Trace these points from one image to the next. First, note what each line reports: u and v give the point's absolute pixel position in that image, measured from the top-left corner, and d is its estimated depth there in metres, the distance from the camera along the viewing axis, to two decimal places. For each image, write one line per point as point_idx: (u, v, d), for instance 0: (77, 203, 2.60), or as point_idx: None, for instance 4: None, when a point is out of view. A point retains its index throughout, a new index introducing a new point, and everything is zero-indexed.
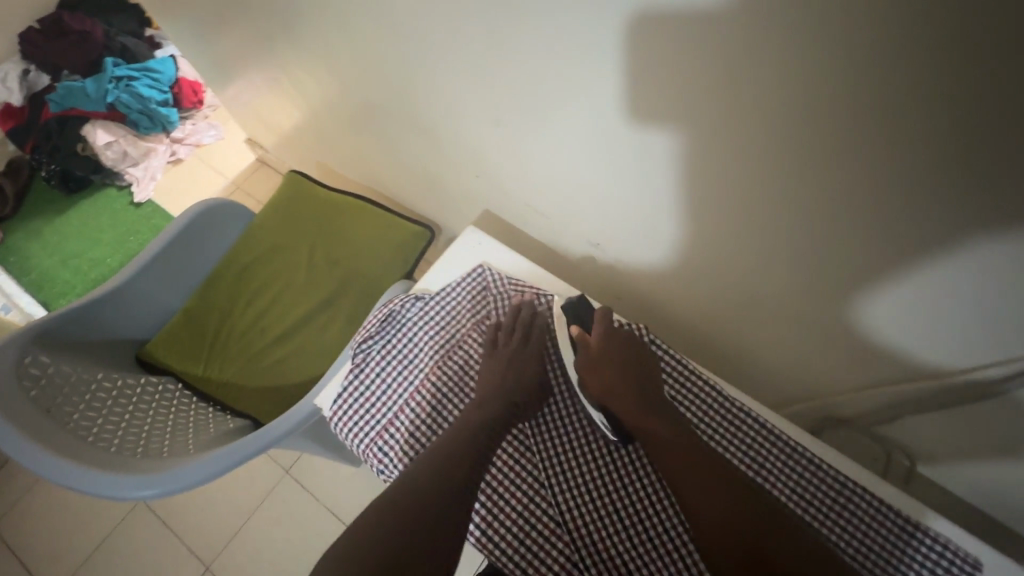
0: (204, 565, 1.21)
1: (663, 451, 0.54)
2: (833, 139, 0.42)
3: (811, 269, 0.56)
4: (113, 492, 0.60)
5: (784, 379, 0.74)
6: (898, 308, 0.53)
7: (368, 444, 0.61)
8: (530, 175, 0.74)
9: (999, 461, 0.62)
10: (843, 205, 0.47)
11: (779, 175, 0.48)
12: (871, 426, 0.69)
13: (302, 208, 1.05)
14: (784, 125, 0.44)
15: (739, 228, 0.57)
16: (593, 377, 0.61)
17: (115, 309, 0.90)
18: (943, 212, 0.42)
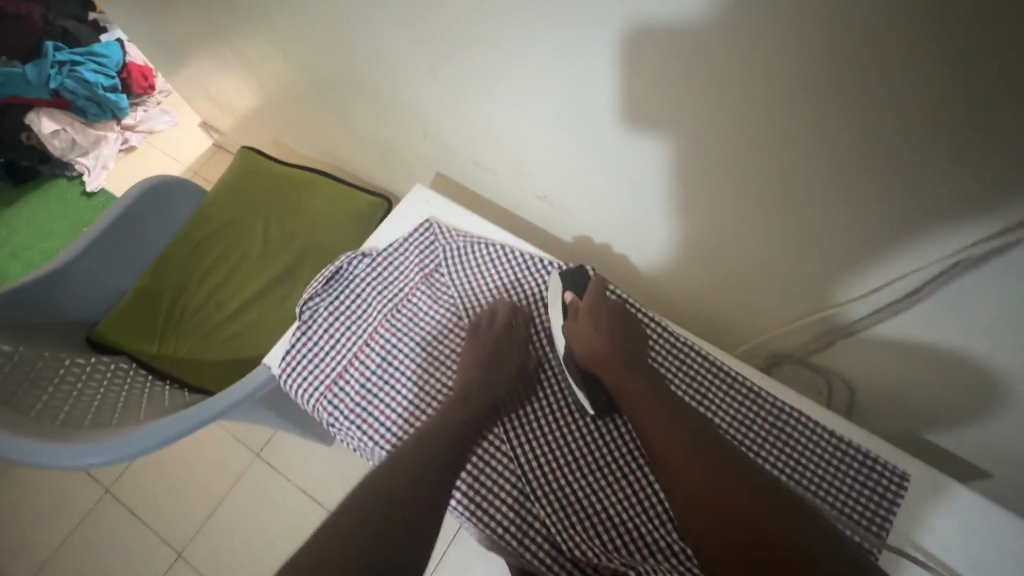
0: (175, 552, 1.20)
1: (643, 413, 0.54)
2: (746, 69, 0.42)
3: (742, 207, 0.56)
4: (59, 461, 0.59)
5: (732, 324, 0.75)
6: (819, 213, 0.50)
7: (317, 399, 0.63)
8: (474, 133, 0.73)
9: (939, 387, 0.59)
10: (763, 138, 0.47)
11: (700, 112, 0.48)
12: (807, 357, 0.67)
13: (253, 183, 1.03)
14: (699, 58, 0.44)
15: (672, 170, 0.57)
16: (580, 341, 0.61)
17: (61, 291, 0.88)
18: (853, 138, 0.42)
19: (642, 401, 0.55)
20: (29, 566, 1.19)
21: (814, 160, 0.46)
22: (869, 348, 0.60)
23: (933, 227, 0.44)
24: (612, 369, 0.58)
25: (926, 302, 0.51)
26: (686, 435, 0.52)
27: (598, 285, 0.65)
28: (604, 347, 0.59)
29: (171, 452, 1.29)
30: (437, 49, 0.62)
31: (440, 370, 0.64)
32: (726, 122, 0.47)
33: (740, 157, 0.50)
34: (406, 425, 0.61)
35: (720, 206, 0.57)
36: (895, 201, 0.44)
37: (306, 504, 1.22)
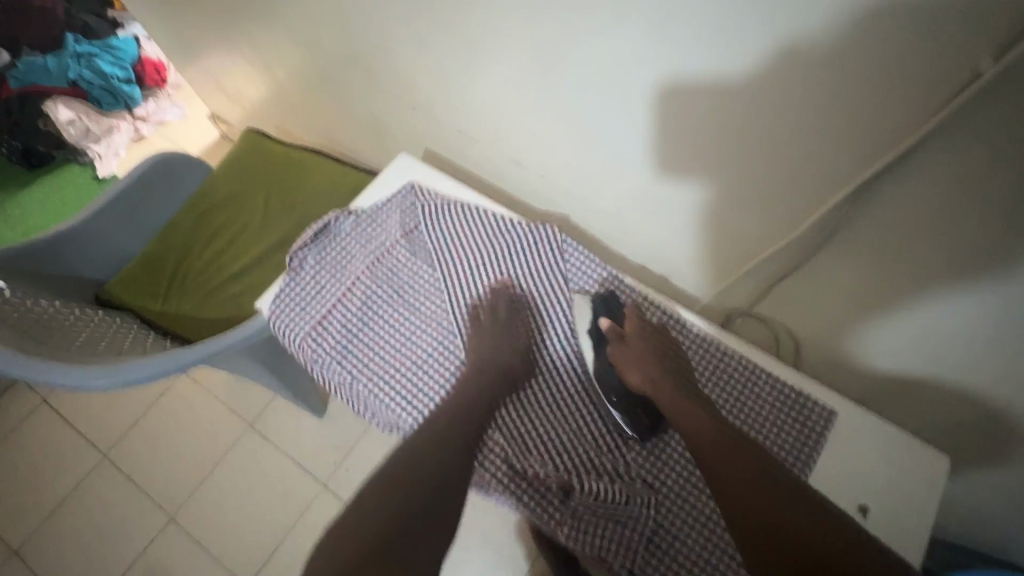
0: (168, 516, 1.24)
1: (692, 428, 0.55)
2: (684, 23, 0.49)
3: (687, 162, 0.62)
4: (69, 382, 0.65)
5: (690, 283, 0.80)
6: (746, 155, 0.57)
7: (303, 339, 0.69)
8: (459, 105, 0.81)
9: (864, 327, 0.62)
10: (702, 89, 0.54)
11: (650, 67, 0.55)
12: (750, 308, 0.72)
13: (256, 160, 1.10)
14: (645, 13, 0.51)
15: (630, 127, 0.64)
16: (630, 368, 0.62)
17: (73, 250, 0.94)
18: (775, 84, 0.49)
19: (695, 425, 0.55)
20: (27, 526, 1.24)
21: (743, 105, 0.52)
22: (803, 298, 0.65)
23: (842, 154, 0.50)
24: (668, 398, 0.58)
25: (925, 322, 0.57)
26: (747, 464, 0.52)
27: (633, 313, 0.67)
28: (655, 373, 0.60)
29: (168, 421, 1.34)
30: (429, 21, 0.70)
31: (415, 318, 0.70)
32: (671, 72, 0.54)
33: (685, 106, 0.57)
34: (382, 363, 0.68)
35: (671, 159, 0.63)
36: (809, 135, 0.51)
37: (295, 473, 1.27)
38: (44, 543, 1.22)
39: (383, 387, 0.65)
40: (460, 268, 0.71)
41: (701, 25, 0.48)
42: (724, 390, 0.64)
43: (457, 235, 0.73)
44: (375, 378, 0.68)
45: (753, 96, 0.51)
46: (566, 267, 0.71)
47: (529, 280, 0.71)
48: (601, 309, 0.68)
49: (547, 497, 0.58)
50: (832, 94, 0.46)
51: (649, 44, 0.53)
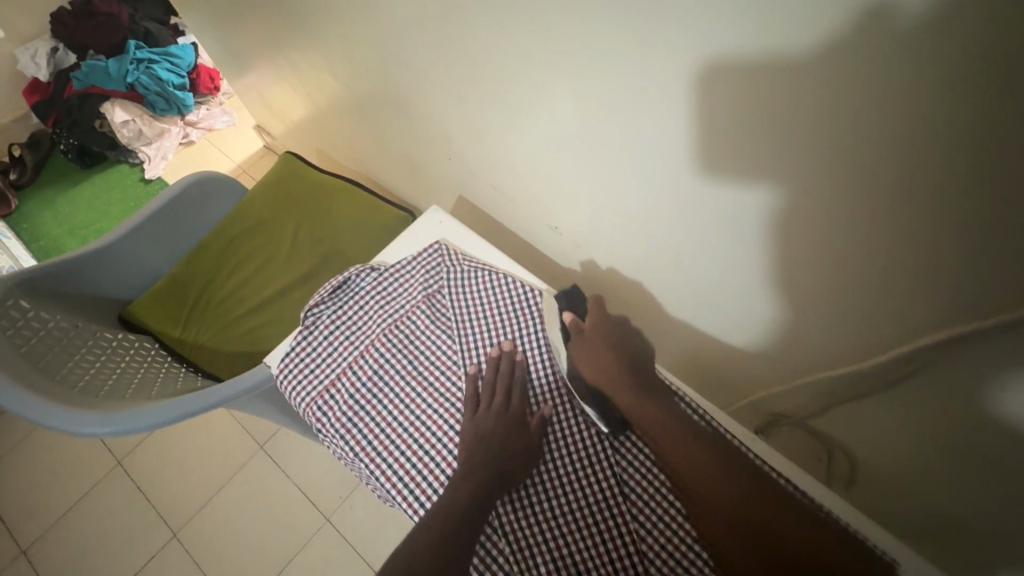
0: (171, 531, 1.23)
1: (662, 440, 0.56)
2: (743, 122, 0.45)
3: (744, 258, 0.58)
4: (73, 428, 0.64)
5: (734, 374, 0.74)
6: (826, 272, 0.51)
7: (309, 402, 0.65)
8: (496, 155, 0.76)
9: (930, 460, 0.57)
10: (764, 188, 0.49)
11: (704, 159, 0.51)
12: (806, 419, 0.66)
13: (290, 187, 1.09)
14: (703, 107, 0.46)
15: (678, 212, 0.59)
16: (590, 364, 0.61)
17: (103, 268, 0.95)
18: (849, 195, 0.43)
19: (659, 424, 0.57)
20: (40, 524, 1.26)
21: (815, 216, 0.47)
22: (871, 423, 0.59)
23: (938, 292, 0.44)
24: (625, 395, 0.59)
25: None
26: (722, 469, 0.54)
27: (596, 306, 0.66)
28: (614, 368, 0.60)
29: (183, 432, 1.34)
30: (477, 82, 0.67)
31: (427, 392, 0.65)
32: (730, 171, 0.50)
33: (756, 208, 0.51)
34: (385, 439, 0.63)
35: (739, 261, 0.58)
36: (902, 266, 0.45)
37: (299, 502, 1.24)
38: (53, 542, 1.24)
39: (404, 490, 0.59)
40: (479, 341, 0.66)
41: (774, 136, 0.44)
42: None
43: (479, 303, 0.67)
44: (377, 456, 0.62)
45: (842, 217, 0.45)
46: None
47: (554, 360, 0.66)
48: (563, 300, 0.67)
49: None
50: (930, 232, 0.41)
51: (719, 147, 0.48)
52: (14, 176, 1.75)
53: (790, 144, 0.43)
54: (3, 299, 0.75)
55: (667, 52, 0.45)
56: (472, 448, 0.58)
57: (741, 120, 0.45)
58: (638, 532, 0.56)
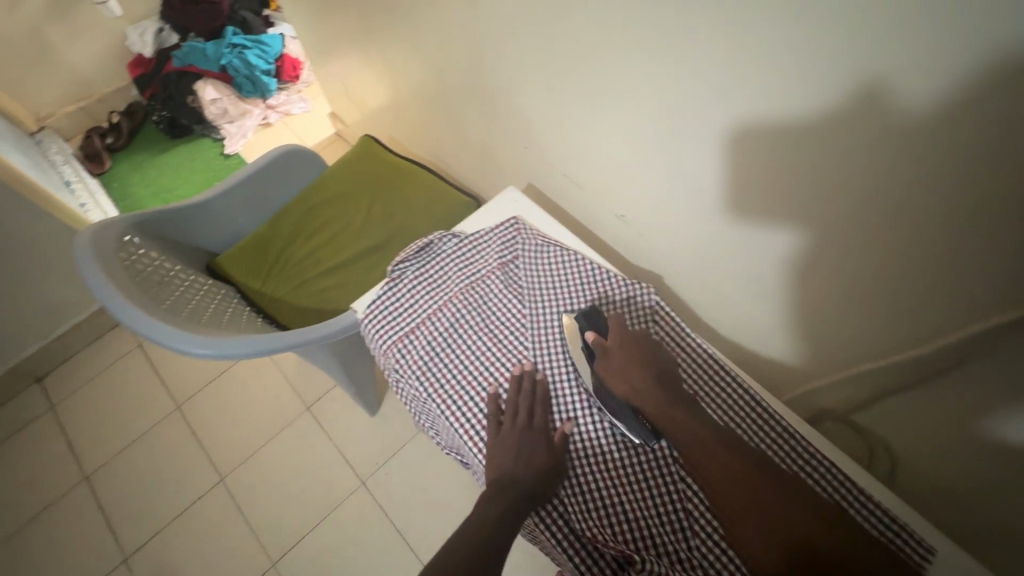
0: (218, 476, 1.32)
1: (692, 454, 0.55)
2: (820, 117, 0.49)
3: (804, 255, 0.61)
4: (180, 346, 0.72)
5: (780, 370, 0.78)
6: (884, 271, 0.55)
7: (389, 345, 0.72)
8: (572, 147, 0.82)
9: (972, 460, 0.59)
10: (833, 182, 0.53)
11: (777, 154, 0.55)
12: (848, 414, 0.69)
13: (369, 166, 1.18)
14: (784, 103, 0.51)
15: (744, 206, 0.63)
16: (618, 379, 0.62)
17: (200, 220, 1.05)
18: (918, 192, 0.47)
19: (686, 436, 0.56)
20: (102, 456, 1.36)
21: (878, 212, 0.51)
22: (912, 419, 0.62)
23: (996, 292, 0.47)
24: (652, 402, 0.59)
25: None
26: (755, 489, 0.52)
27: (616, 323, 0.66)
28: (641, 383, 0.60)
29: (238, 385, 1.44)
30: (567, 75, 0.73)
31: (497, 348, 0.71)
32: (801, 166, 0.54)
33: (822, 205, 0.55)
34: (455, 386, 0.69)
35: (800, 258, 0.62)
36: (958, 264, 0.48)
37: (339, 463, 1.31)
38: (113, 472, 1.34)
39: (472, 433, 0.65)
40: (548, 307, 0.72)
41: (849, 132, 0.48)
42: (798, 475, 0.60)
43: (549, 275, 0.73)
44: (448, 398, 0.68)
45: (907, 216, 0.49)
46: (654, 329, 0.71)
47: None
48: (584, 319, 0.67)
49: (600, 564, 0.57)
50: (989, 230, 0.44)
51: (793, 142, 0.53)
52: (111, 140, 1.92)
53: (867, 142, 0.47)
54: (122, 236, 0.85)
55: (753, 52, 0.50)
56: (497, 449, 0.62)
57: (819, 118, 0.49)
58: (684, 491, 0.60)
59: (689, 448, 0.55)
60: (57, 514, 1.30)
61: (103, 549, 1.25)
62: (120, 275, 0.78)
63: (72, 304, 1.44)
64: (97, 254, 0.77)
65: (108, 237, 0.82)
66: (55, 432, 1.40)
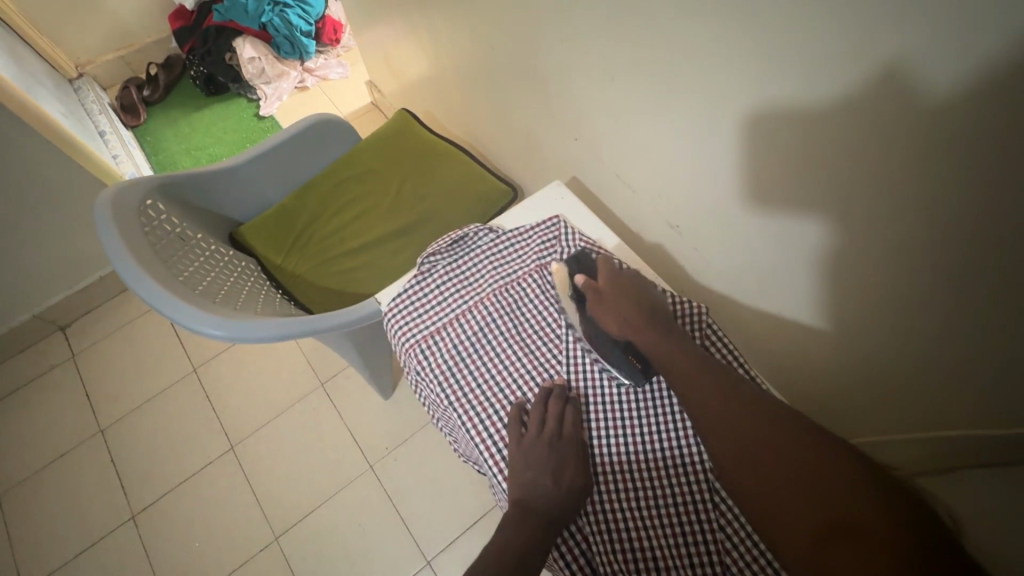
0: (229, 444, 1.31)
1: (687, 390, 0.54)
2: (946, 137, 0.41)
3: (892, 286, 0.54)
4: (192, 325, 0.68)
5: (847, 400, 0.72)
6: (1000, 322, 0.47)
7: (411, 343, 0.67)
8: (627, 143, 0.75)
9: None
10: (949, 211, 0.45)
11: (880, 173, 0.48)
12: (915, 475, 0.65)
13: (403, 142, 1.12)
14: (901, 117, 0.43)
15: (828, 227, 0.56)
16: (609, 317, 0.61)
17: (227, 187, 1.01)
18: None
19: (678, 365, 0.56)
20: (117, 411, 1.37)
21: (1003, 251, 0.43)
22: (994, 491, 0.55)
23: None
24: (642, 336, 0.59)
25: None
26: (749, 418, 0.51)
27: (605, 264, 0.65)
28: (632, 319, 0.60)
29: (254, 354, 1.42)
30: (631, 62, 0.65)
31: (527, 358, 0.66)
32: (910, 188, 0.46)
33: (929, 234, 0.48)
34: (478, 396, 0.64)
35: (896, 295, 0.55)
36: None
37: (349, 443, 1.29)
38: (126, 429, 1.35)
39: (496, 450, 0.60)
40: None
41: (981, 158, 0.40)
42: None
43: None
44: (471, 409, 0.63)
45: None
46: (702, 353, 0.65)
47: None
48: (573, 265, 0.66)
49: None
50: None
51: (904, 162, 0.45)
52: (147, 93, 1.90)
53: (1014, 174, 0.39)
54: (144, 200, 0.81)
55: (869, 56, 0.42)
56: (529, 453, 0.58)
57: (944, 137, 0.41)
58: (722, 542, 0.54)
59: (680, 376, 0.55)
60: (70, 465, 1.31)
61: (112, 504, 1.26)
62: (137, 241, 0.74)
63: (98, 257, 1.44)
64: (117, 218, 0.74)
65: (129, 201, 0.78)
66: (74, 383, 1.41)
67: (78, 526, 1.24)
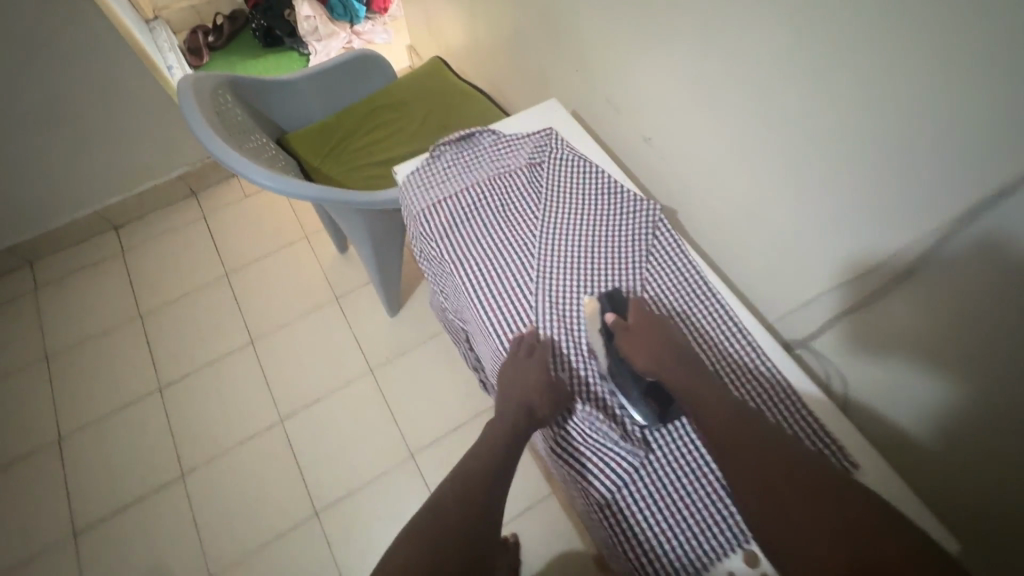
0: (249, 338, 1.48)
1: (716, 429, 0.55)
2: (810, 33, 0.56)
3: (783, 177, 0.67)
4: (246, 172, 0.86)
5: (760, 289, 0.80)
6: (862, 183, 0.58)
7: (417, 210, 0.80)
8: (613, 73, 0.89)
9: (909, 390, 0.62)
10: (815, 101, 0.58)
11: (773, 72, 0.62)
12: (807, 341, 0.73)
13: (432, 82, 1.29)
14: (784, 19, 0.58)
15: (743, 127, 0.69)
16: (641, 354, 0.62)
17: (279, 99, 1.18)
18: (880, 104, 0.52)
19: (707, 404, 0.57)
20: (155, 301, 1.55)
21: (847, 128, 0.56)
22: (864, 339, 0.65)
23: (954, 203, 0.50)
24: (673, 373, 0.60)
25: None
26: (774, 462, 0.52)
27: (636, 308, 0.67)
28: (663, 355, 0.62)
29: (279, 267, 1.59)
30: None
31: (510, 231, 0.77)
32: (791, 84, 0.60)
33: (802, 124, 0.61)
34: (468, 255, 0.76)
35: (794, 182, 0.66)
36: (909, 173, 0.53)
37: (353, 349, 1.44)
38: (162, 317, 1.52)
39: (474, 293, 0.73)
40: (564, 208, 0.77)
41: (830, 48, 0.54)
42: (759, 393, 0.66)
43: (571, 182, 0.79)
44: (458, 264, 0.75)
45: (884, 132, 0.53)
46: (655, 245, 0.75)
47: (621, 242, 0.75)
48: (602, 303, 0.68)
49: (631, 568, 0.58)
50: (937, 129, 0.49)
51: (787, 59, 0.59)
52: (212, 39, 2.10)
53: (850, 55, 0.53)
54: (217, 87, 1.00)
55: None
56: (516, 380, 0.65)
57: (810, 35, 0.56)
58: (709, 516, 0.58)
59: (710, 418, 0.56)
60: (109, 340, 1.49)
61: (141, 376, 1.43)
62: (209, 111, 0.92)
63: (155, 167, 1.63)
64: (196, 92, 0.92)
65: (205, 83, 0.96)
66: (121, 274, 1.60)
67: (111, 390, 1.41)
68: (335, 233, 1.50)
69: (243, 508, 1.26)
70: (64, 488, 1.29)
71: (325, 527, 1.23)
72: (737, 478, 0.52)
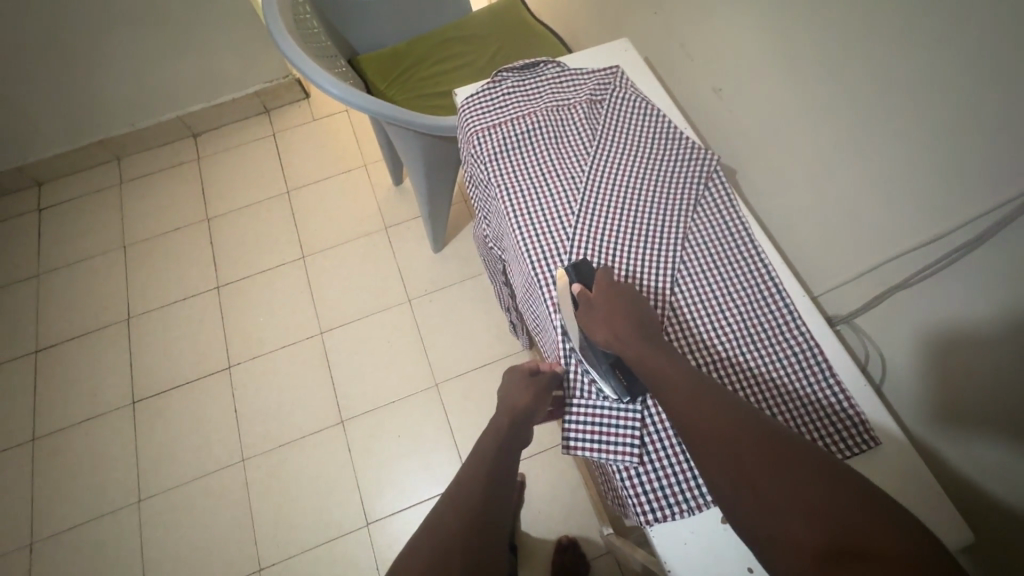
0: (301, 253, 1.56)
1: (677, 404, 0.51)
2: None
3: (859, 136, 0.63)
4: (315, 79, 0.88)
5: (809, 259, 0.76)
6: (946, 143, 0.54)
7: (470, 131, 0.80)
8: (693, 17, 0.84)
9: (954, 373, 0.59)
10: (913, 49, 0.54)
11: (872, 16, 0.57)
12: (850, 317, 0.70)
13: (505, 18, 1.26)
14: None
15: (826, 78, 0.65)
16: (599, 329, 0.59)
17: (355, 19, 1.20)
18: (985, 52, 0.48)
19: (676, 377, 0.53)
20: (222, 207, 1.65)
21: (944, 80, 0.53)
22: (916, 315, 0.62)
23: None
24: (630, 347, 0.57)
25: None
26: (746, 437, 0.47)
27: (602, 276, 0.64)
28: (620, 330, 0.58)
29: (336, 191, 1.65)
30: None
31: (558, 162, 0.77)
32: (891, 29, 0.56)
33: (893, 75, 0.57)
34: (515, 177, 0.76)
35: (869, 141, 0.62)
36: (1001, 132, 0.49)
37: (395, 278, 1.50)
38: (226, 223, 1.63)
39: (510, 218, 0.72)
40: (615, 146, 0.76)
41: None
42: (786, 357, 0.64)
43: (628, 122, 0.78)
44: (501, 188, 0.75)
45: (984, 84, 0.49)
46: (705, 195, 0.73)
47: (669, 188, 0.73)
48: (572, 274, 0.66)
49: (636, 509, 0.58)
50: None
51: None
52: None
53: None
54: None
55: None
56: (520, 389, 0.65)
57: None
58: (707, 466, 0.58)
59: (677, 399, 0.51)
60: (179, 237, 1.61)
61: (203, 273, 1.55)
62: (288, 17, 0.95)
63: (235, 80, 1.71)
64: None
65: None
66: (195, 178, 1.71)
67: (176, 282, 1.54)
68: (393, 165, 1.53)
69: (278, 405, 1.36)
70: (129, 361, 1.44)
71: (349, 435, 1.32)
72: (708, 456, 0.47)
